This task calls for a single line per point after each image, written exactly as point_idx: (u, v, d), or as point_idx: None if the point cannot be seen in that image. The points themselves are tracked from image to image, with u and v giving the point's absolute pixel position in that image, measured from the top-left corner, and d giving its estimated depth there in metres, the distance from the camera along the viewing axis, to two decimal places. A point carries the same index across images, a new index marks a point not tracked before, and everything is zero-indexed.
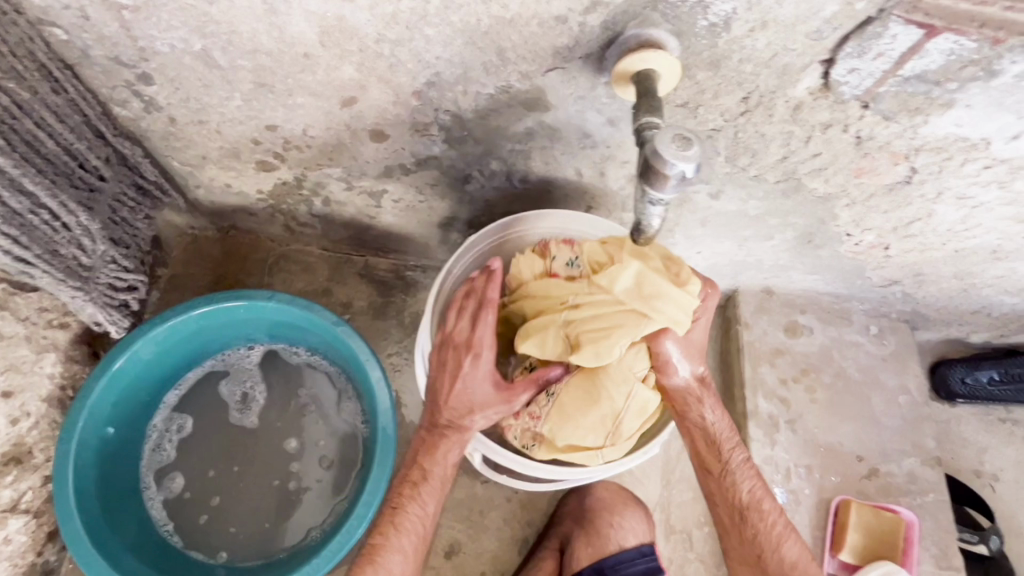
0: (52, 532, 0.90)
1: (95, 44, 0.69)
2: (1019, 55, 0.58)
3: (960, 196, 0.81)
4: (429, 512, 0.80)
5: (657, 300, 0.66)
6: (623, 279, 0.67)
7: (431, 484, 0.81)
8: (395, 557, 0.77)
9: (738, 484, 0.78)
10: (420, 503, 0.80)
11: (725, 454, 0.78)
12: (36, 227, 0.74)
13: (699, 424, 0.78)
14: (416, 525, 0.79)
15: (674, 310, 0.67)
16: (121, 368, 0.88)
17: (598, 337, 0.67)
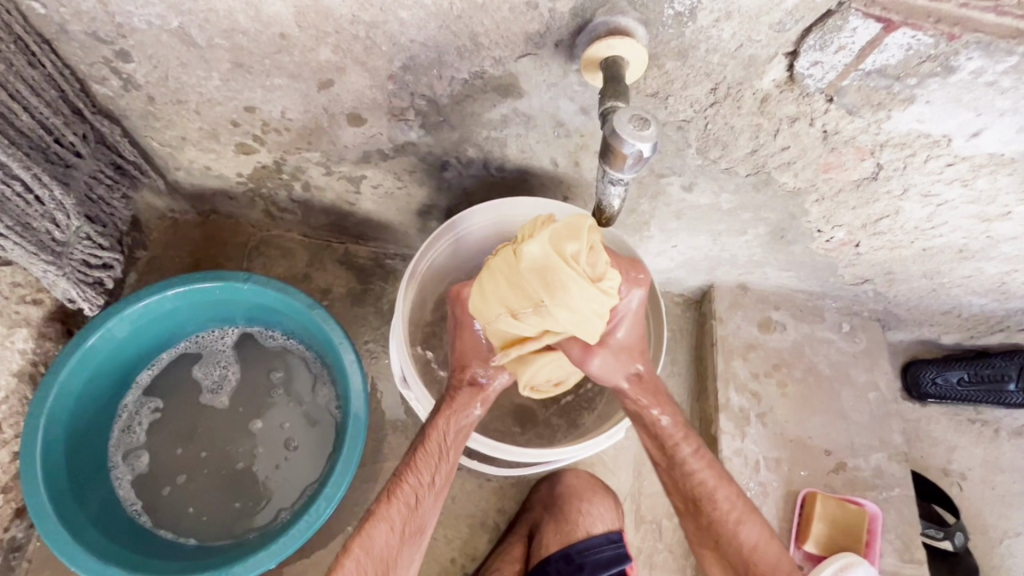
0: (20, 508, 0.90)
1: (72, 19, 0.70)
2: (975, 52, 0.60)
3: (925, 193, 0.82)
4: (424, 483, 0.80)
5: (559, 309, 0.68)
6: (531, 276, 0.69)
7: (428, 451, 0.81)
8: (382, 526, 0.77)
9: (693, 473, 0.79)
10: (416, 473, 0.80)
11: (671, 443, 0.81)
12: (7, 199, 0.74)
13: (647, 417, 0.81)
14: (410, 495, 0.79)
15: (568, 306, 0.68)
16: (93, 345, 0.88)
17: (508, 314, 0.75)
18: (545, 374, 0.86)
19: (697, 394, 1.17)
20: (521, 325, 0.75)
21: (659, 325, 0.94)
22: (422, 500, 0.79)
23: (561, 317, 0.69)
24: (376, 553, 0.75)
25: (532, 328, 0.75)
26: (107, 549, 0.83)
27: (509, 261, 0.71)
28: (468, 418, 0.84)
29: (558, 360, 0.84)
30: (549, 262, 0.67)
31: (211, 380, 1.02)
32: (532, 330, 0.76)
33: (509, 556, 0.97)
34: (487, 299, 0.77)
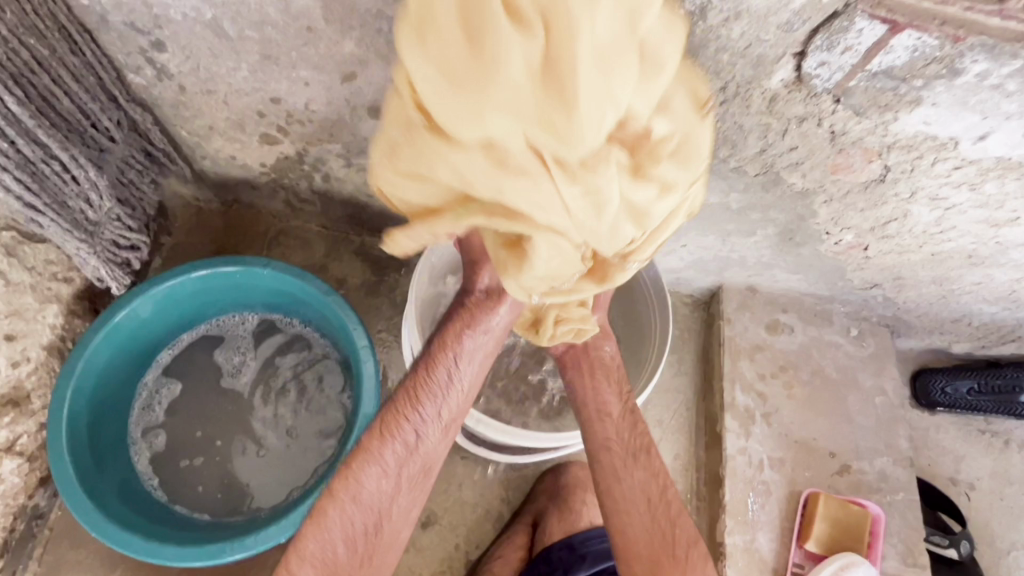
0: (44, 478, 0.94)
1: (113, 10, 0.74)
2: (979, 54, 0.62)
3: (933, 197, 0.83)
4: (427, 418, 0.71)
5: (502, 97, 0.50)
6: (437, 51, 0.49)
7: (431, 382, 0.71)
8: (378, 465, 0.70)
9: (668, 488, 0.79)
10: (418, 408, 0.71)
11: (658, 459, 0.81)
12: (47, 177, 0.78)
13: (635, 435, 0.81)
14: (407, 432, 0.71)
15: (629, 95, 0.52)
16: (119, 322, 0.92)
17: (459, 165, 0.55)
18: (581, 241, 0.60)
19: (703, 393, 1.18)
20: (490, 166, 0.54)
21: (666, 321, 0.95)
22: (423, 440, 0.72)
23: (517, 109, 0.51)
24: (374, 495, 0.70)
25: (502, 157, 0.53)
26: (126, 518, 0.86)
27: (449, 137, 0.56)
28: (472, 352, 0.72)
29: (586, 200, 0.56)
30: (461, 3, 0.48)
31: (230, 362, 1.06)
32: (509, 155, 0.53)
33: (513, 544, 0.98)
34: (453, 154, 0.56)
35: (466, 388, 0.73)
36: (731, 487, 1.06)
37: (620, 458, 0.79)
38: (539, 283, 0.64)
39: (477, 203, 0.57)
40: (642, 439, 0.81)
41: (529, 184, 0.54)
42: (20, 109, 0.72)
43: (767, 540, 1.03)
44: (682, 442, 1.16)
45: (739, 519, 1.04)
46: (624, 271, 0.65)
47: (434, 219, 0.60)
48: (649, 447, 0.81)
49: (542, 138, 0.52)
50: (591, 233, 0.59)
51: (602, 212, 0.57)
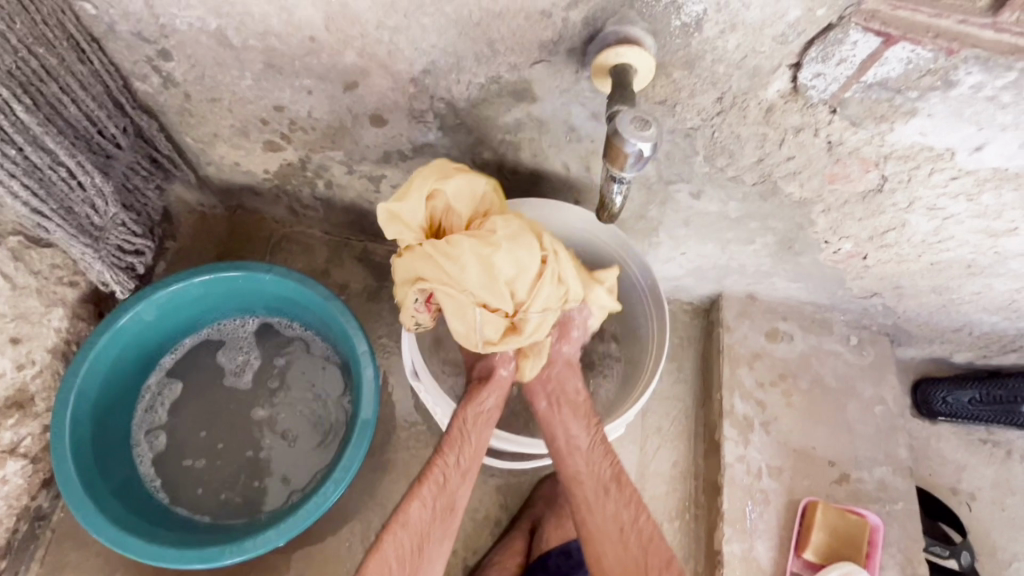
0: (47, 480, 0.95)
1: (120, 20, 0.75)
2: (973, 67, 0.62)
3: (930, 207, 0.84)
4: (453, 465, 0.85)
5: (500, 222, 0.77)
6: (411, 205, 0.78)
7: (453, 436, 0.85)
8: (416, 504, 0.83)
9: (640, 515, 0.84)
10: (444, 455, 0.85)
11: (629, 488, 0.86)
12: (53, 183, 0.80)
13: (602, 467, 0.86)
14: (439, 478, 0.84)
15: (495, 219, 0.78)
16: (123, 326, 0.93)
17: (474, 277, 0.75)
18: (557, 296, 0.81)
19: (703, 401, 1.18)
20: (501, 265, 0.76)
21: (663, 330, 0.95)
22: (454, 487, 0.85)
23: (513, 227, 0.77)
24: (412, 526, 0.82)
25: (505, 255, 0.76)
26: (127, 520, 0.87)
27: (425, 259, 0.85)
28: (485, 411, 0.87)
29: (553, 268, 0.79)
30: (413, 189, 0.78)
31: (230, 366, 1.06)
32: (509, 254, 0.76)
33: (511, 549, 0.99)
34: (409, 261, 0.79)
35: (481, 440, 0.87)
36: (729, 495, 1.05)
37: (592, 491, 0.85)
38: (469, 331, 0.80)
39: (476, 298, 0.77)
40: (611, 472, 0.86)
41: (527, 271, 0.77)
42: (27, 116, 0.74)
43: (765, 549, 1.03)
44: (681, 449, 1.16)
45: (738, 528, 1.04)
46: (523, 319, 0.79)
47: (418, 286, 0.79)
48: (619, 477, 0.86)
49: (522, 241, 0.77)
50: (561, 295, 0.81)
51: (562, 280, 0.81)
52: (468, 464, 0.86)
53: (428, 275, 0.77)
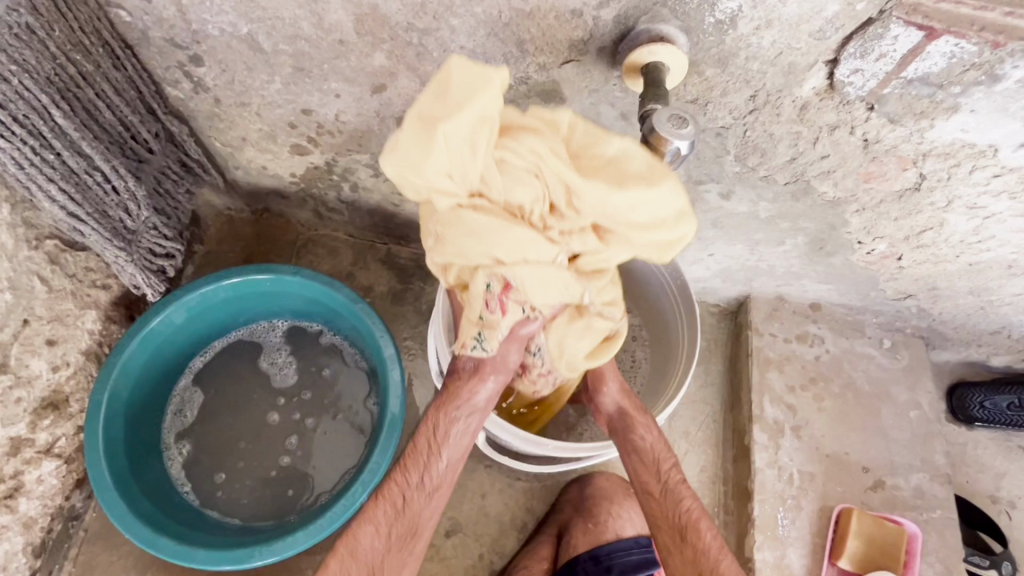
0: (81, 480, 0.98)
1: (154, 26, 0.76)
2: (1021, 60, 0.60)
3: (971, 206, 0.81)
4: (413, 484, 0.74)
5: (493, 230, 0.60)
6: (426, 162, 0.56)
7: (419, 449, 0.75)
8: (368, 528, 0.73)
9: (722, 562, 0.75)
10: (406, 475, 0.75)
11: (709, 534, 0.77)
12: (89, 187, 0.81)
13: (677, 510, 0.79)
14: (391, 497, 0.74)
15: (485, 238, 0.61)
16: (155, 328, 0.95)
17: (676, 235, 0.60)
18: (535, 193, 0.59)
19: (731, 404, 1.16)
20: (642, 204, 0.58)
21: (692, 334, 0.94)
22: (410, 502, 0.74)
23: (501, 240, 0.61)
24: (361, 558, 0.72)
25: (557, 267, 0.64)
26: (158, 520, 0.88)
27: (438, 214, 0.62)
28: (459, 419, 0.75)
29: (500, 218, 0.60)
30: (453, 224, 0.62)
31: (259, 369, 1.07)
32: (521, 262, 0.63)
33: (537, 555, 0.98)
34: (455, 231, 0.62)
35: (452, 459, 0.76)
36: (760, 501, 1.03)
37: (670, 539, 0.78)
38: (503, 240, 0.61)
39: (510, 215, 0.61)
40: (688, 515, 0.78)
41: (502, 236, 0.61)
42: (65, 121, 0.75)
43: (798, 557, 1.00)
44: (709, 454, 1.14)
45: (768, 535, 1.01)
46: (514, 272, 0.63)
47: (492, 236, 0.61)
48: (695, 523, 0.78)
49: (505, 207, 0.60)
50: (569, 177, 0.58)
51: (524, 242, 0.61)
52: (411, 500, 0.74)
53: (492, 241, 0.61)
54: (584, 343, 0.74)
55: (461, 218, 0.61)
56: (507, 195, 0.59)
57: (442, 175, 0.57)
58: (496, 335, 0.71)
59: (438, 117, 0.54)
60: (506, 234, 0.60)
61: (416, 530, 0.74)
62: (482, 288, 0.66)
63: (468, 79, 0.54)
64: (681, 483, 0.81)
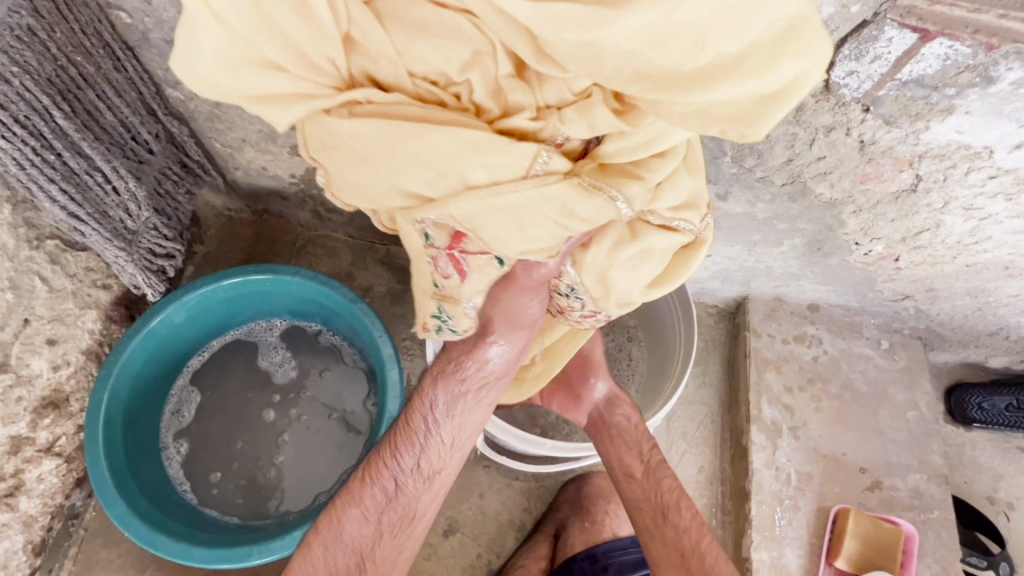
0: (81, 478, 0.99)
1: (154, 28, 0.77)
2: (1015, 62, 0.60)
3: (967, 207, 0.81)
4: (406, 467, 0.76)
5: (420, 138, 0.50)
6: (283, 49, 0.47)
7: (409, 432, 0.76)
8: (355, 514, 0.76)
9: (702, 540, 0.77)
10: (396, 458, 0.76)
11: (688, 515, 0.80)
12: (90, 188, 0.82)
13: (657, 493, 0.82)
14: (381, 485, 0.76)
15: (421, 152, 0.50)
16: (155, 328, 0.95)
17: (768, 84, 0.42)
18: (461, 59, 0.48)
19: (729, 404, 1.17)
20: (660, 33, 0.41)
21: (690, 338, 0.94)
22: (402, 487, 0.76)
23: (439, 148, 0.50)
24: (349, 543, 0.76)
25: (538, 180, 0.51)
26: (157, 518, 0.89)
27: (333, 143, 0.53)
28: (449, 399, 0.74)
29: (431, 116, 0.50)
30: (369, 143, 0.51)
31: (258, 368, 1.08)
32: (463, 190, 0.52)
33: (534, 554, 0.98)
34: (381, 164, 0.52)
35: (451, 439, 0.76)
36: (757, 501, 1.04)
37: (650, 521, 0.80)
38: (436, 145, 0.50)
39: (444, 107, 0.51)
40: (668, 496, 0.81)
41: (441, 139, 0.49)
42: (66, 122, 0.75)
43: (795, 557, 1.01)
44: (706, 454, 1.14)
45: (766, 536, 1.02)
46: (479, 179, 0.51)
47: (422, 141, 0.50)
48: (675, 505, 0.80)
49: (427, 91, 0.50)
50: (511, 14, 0.43)
51: (461, 148, 0.50)
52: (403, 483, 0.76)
53: (431, 157, 0.50)
54: (640, 274, 0.66)
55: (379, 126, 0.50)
56: (410, 62, 0.49)
57: (296, 57, 0.48)
58: (458, 306, 0.68)
59: None
60: (455, 132, 0.49)
61: (411, 514, 0.77)
62: (423, 242, 0.60)
63: None
64: (659, 465, 0.84)
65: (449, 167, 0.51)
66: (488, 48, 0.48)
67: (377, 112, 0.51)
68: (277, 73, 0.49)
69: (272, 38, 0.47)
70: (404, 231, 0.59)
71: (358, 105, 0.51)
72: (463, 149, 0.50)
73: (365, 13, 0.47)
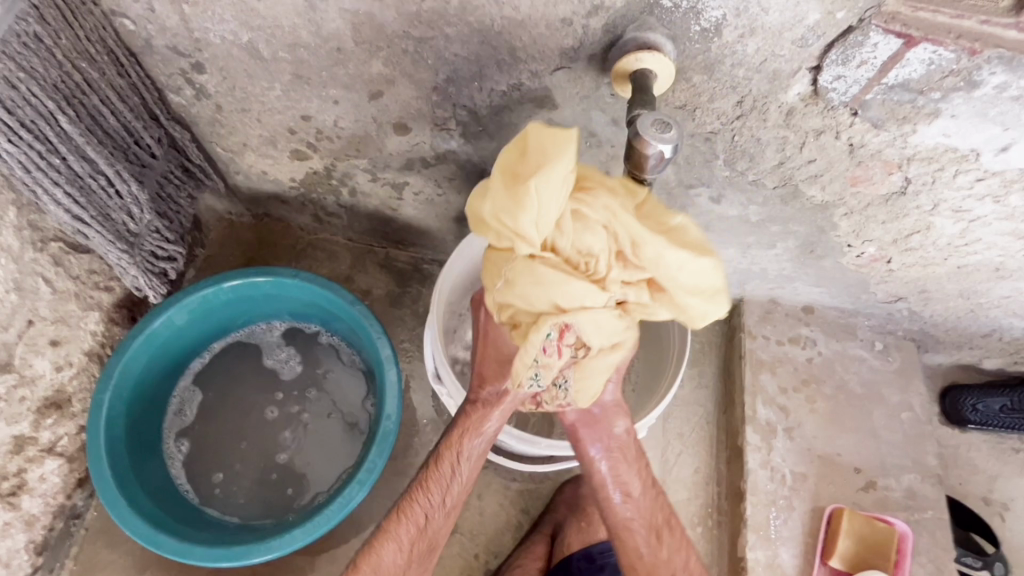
0: (82, 479, 1.00)
1: (157, 35, 0.78)
2: (997, 66, 0.62)
3: (956, 209, 0.82)
4: (434, 503, 0.81)
5: (565, 281, 0.63)
6: (500, 210, 0.61)
7: (439, 471, 0.81)
8: (392, 546, 0.79)
9: (686, 558, 0.84)
10: (428, 495, 0.81)
11: (677, 534, 0.85)
12: (93, 191, 0.83)
13: (653, 512, 0.84)
14: (414, 519, 0.80)
15: (555, 293, 0.63)
16: (156, 329, 0.96)
17: (713, 307, 0.64)
18: (603, 242, 0.62)
19: (725, 406, 1.17)
20: (689, 267, 0.61)
21: (683, 333, 0.96)
22: (431, 521, 0.81)
23: (573, 295, 0.63)
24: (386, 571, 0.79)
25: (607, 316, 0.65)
26: (157, 517, 0.90)
27: (513, 270, 0.65)
28: (478, 447, 0.81)
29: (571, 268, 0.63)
30: (525, 277, 0.64)
31: (258, 370, 1.09)
32: (577, 310, 0.64)
33: (532, 554, 1.00)
34: (528, 289, 0.64)
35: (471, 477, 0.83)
36: (753, 501, 1.05)
37: (642, 540, 0.82)
38: (578, 293, 0.63)
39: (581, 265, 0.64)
40: (660, 516, 0.84)
41: (578, 290, 0.63)
42: (70, 127, 0.77)
43: (790, 557, 1.01)
44: (702, 455, 1.15)
45: (761, 535, 1.02)
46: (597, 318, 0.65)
47: (565, 285, 0.63)
48: (667, 524, 0.84)
49: (583, 254, 0.63)
50: (641, 236, 0.61)
51: (578, 295, 0.63)
52: (433, 518, 0.81)
53: (570, 296, 0.63)
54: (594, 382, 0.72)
55: (535, 270, 0.63)
56: (579, 242, 0.62)
57: (530, 227, 0.60)
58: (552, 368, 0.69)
59: (541, 147, 0.59)
60: (583, 290, 0.63)
61: (433, 546, 0.82)
62: (543, 338, 0.65)
63: (549, 138, 0.59)
64: (653, 484, 0.86)
65: (582, 305, 0.64)
66: (614, 239, 0.62)
67: (544, 263, 0.63)
68: (495, 210, 0.62)
69: (512, 194, 0.59)
70: (535, 331, 0.65)
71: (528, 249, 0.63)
72: (591, 299, 0.64)
73: (570, 208, 0.62)
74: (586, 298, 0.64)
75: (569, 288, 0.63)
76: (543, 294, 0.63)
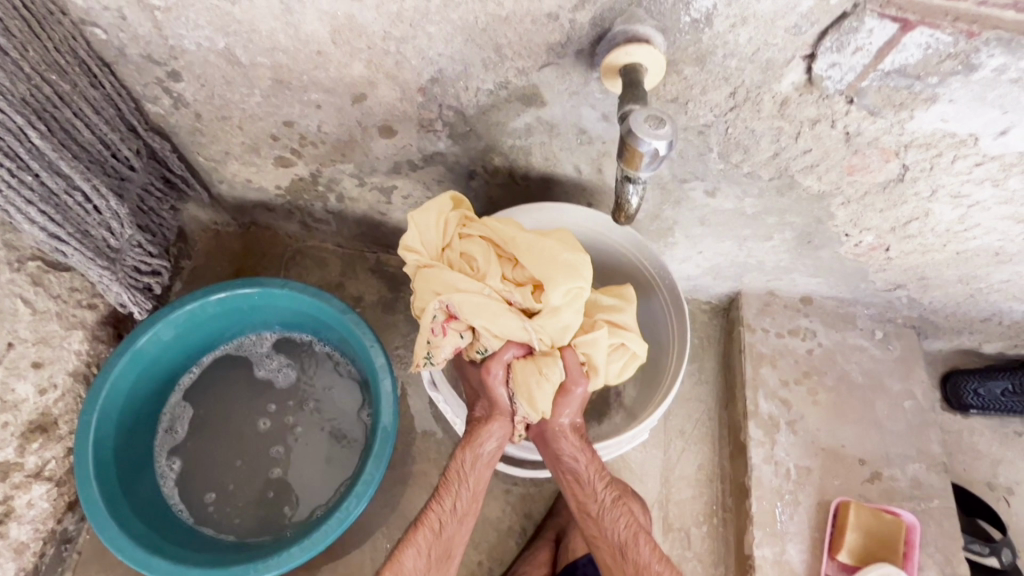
0: (72, 503, 0.96)
1: (130, 43, 0.76)
2: (996, 48, 0.60)
3: (954, 194, 0.81)
4: (448, 509, 0.81)
5: (449, 272, 0.79)
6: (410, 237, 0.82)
7: (449, 479, 0.82)
8: (411, 552, 0.78)
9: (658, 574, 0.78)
10: (440, 501, 0.81)
11: (644, 551, 0.80)
12: (70, 208, 0.81)
13: (612, 531, 0.80)
14: (431, 525, 0.80)
15: (438, 283, 0.79)
16: (143, 346, 0.94)
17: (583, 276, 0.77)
18: (483, 246, 0.81)
19: (726, 401, 1.16)
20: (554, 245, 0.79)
21: (683, 331, 0.94)
22: (445, 527, 0.80)
23: (451, 281, 0.78)
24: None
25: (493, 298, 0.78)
26: (151, 540, 0.88)
27: (415, 277, 0.82)
28: (483, 457, 0.81)
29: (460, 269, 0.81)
30: (424, 276, 0.81)
31: (250, 384, 1.07)
32: (454, 291, 0.78)
33: (536, 560, 0.98)
34: (425, 285, 0.80)
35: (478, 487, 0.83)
36: (757, 497, 1.03)
37: (608, 558, 0.81)
38: (457, 281, 0.78)
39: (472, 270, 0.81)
40: (623, 534, 0.80)
41: (459, 279, 0.78)
42: (42, 142, 0.74)
43: (797, 552, 1.00)
44: (705, 452, 1.14)
45: (767, 531, 1.01)
46: (477, 299, 0.77)
47: (444, 276, 0.79)
48: (632, 540, 0.80)
49: (467, 258, 0.81)
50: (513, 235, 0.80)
51: (459, 283, 0.78)
52: (445, 525, 0.80)
53: (457, 285, 0.78)
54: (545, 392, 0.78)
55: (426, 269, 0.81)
56: (465, 248, 0.81)
57: (414, 242, 0.82)
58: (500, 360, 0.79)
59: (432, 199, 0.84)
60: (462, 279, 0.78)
61: (449, 556, 0.81)
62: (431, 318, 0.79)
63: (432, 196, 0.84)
64: (616, 500, 0.82)
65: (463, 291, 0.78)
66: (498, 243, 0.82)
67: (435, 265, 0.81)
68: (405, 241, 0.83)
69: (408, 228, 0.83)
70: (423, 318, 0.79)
71: (422, 257, 0.82)
72: (472, 285, 0.78)
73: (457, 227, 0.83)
74: (466, 287, 0.78)
75: (448, 277, 0.79)
76: (432, 285, 0.79)
